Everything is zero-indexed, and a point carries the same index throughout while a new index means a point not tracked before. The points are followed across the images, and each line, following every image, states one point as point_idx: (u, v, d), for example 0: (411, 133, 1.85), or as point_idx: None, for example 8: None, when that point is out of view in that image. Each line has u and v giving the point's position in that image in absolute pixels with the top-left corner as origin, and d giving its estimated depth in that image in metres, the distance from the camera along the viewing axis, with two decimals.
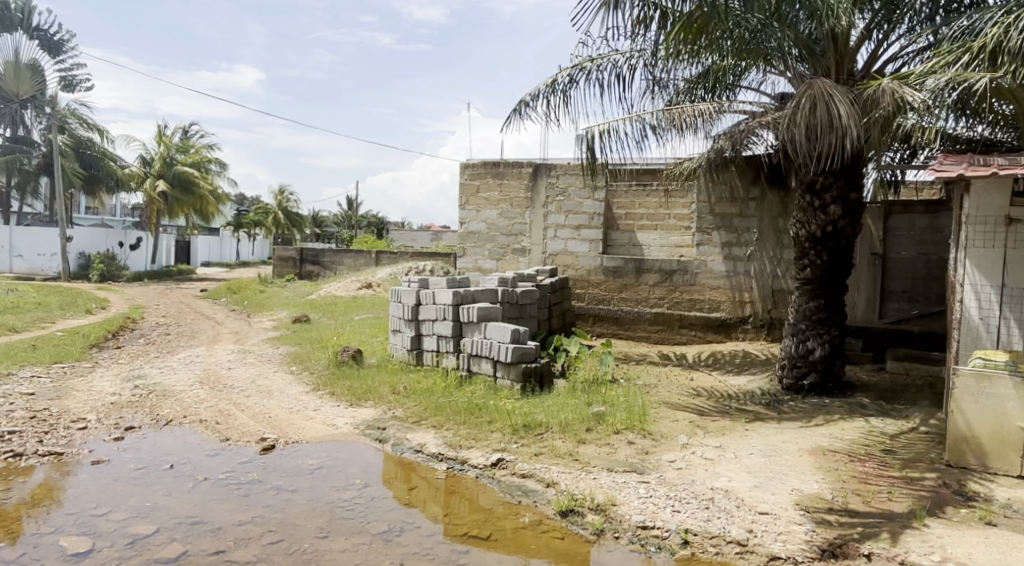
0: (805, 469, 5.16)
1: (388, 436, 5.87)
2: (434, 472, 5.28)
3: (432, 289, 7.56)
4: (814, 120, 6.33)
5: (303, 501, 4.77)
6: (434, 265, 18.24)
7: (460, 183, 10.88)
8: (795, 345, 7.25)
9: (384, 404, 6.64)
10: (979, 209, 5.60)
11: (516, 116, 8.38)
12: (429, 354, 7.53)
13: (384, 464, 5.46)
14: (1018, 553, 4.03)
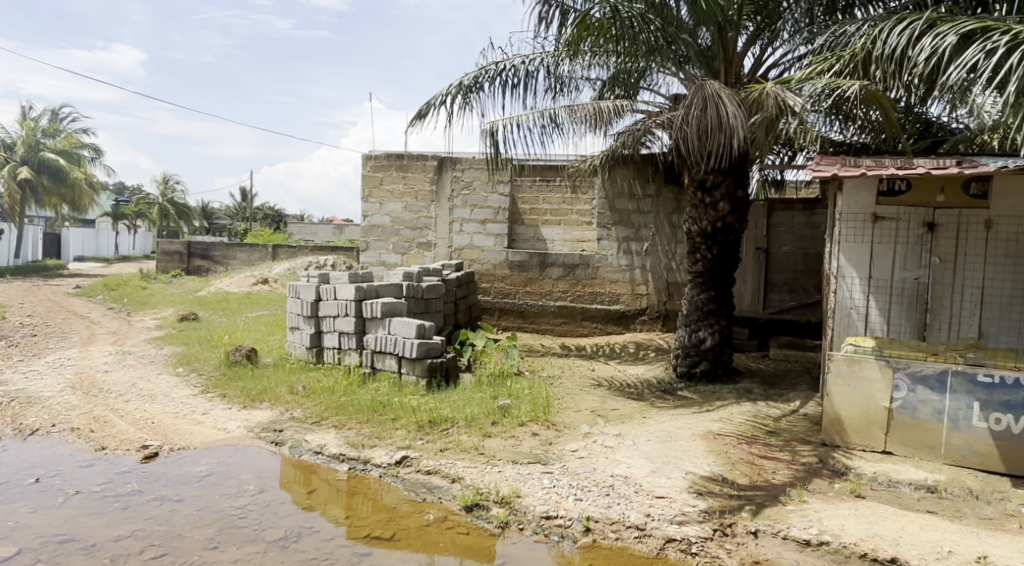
0: (698, 453, 5.44)
1: (285, 438, 5.72)
2: (335, 473, 5.21)
3: (333, 284, 7.41)
4: (705, 120, 6.64)
5: (190, 511, 4.59)
6: (336, 259, 17.84)
7: (362, 174, 10.69)
8: (688, 335, 7.59)
9: (281, 405, 6.46)
10: (850, 207, 6.07)
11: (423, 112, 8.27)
12: (331, 352, 7.38)
13: (281, 467, 5.33)
14: (882, 522, 4.41)
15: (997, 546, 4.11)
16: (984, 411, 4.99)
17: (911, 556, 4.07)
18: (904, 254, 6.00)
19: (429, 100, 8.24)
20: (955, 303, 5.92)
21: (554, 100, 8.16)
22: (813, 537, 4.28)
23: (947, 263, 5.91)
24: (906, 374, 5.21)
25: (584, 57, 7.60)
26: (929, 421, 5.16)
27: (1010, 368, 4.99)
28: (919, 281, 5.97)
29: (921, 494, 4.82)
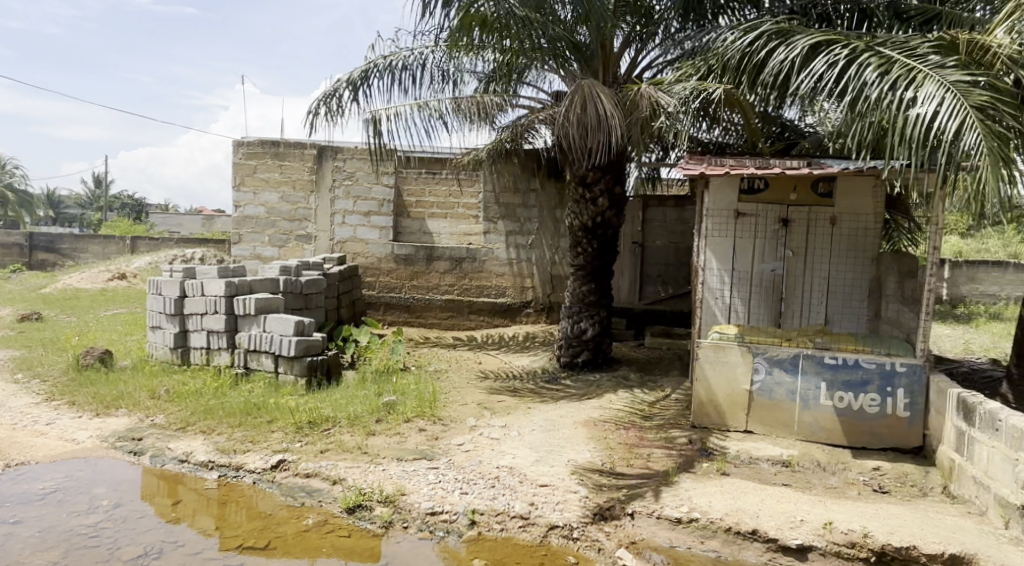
0: (580, 441, 5.63)
1: (144, 447, 5.41)
2: (203, 482, 4.99)
3: (199, 279, 7.05)
4: (585, 118, 6.83)
5: (31, 534, 4.26)
6: (204, 252, 16.93)
7: (233, 162, 10.20)
8: (570, 326, 7.82)
9: (140, 411, 6.09)
10: (716, 203, 6.49)
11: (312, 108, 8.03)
12: (198, 352, 7.03)
13: (141, 480, 5.03)
14: (744, 497, 4.76)
15: (842, 512, 4.53)
16: (830, 390, 5.49)
17: (769, 527, 4.42)
18: (762, 249, 6.49)
19: (318, 99, 8.00)
20: (806, 293, 6.46)
21: (439, 94, 8.14)
22: (684, 515, 4.54)
23: (799, 256, 6.44)
24: (765, 358, 5.62)
25: (469, 53, 7.61)
26: (784, 401, 5.60)
27: (851, 351, 5.53)
28: (775, 273, 6.49)
29: (777, 469, 5.24)
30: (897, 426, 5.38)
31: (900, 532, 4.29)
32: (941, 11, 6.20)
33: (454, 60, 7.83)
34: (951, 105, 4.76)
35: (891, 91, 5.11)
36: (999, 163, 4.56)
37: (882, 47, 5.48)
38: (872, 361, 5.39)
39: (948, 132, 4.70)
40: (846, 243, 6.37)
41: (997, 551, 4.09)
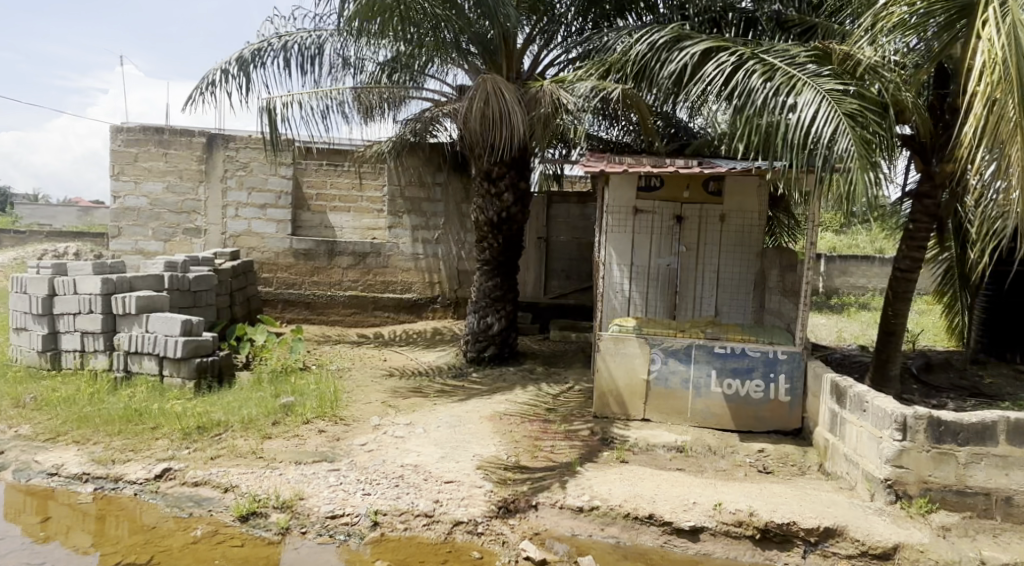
0: (485, 435, 5.67)
1: (8, 462, 5.02)
2: (76, 497, 4.69)
3: (71, 275, 6.59)
4: (488, 113, 6.84)
5: None
6: (79, 247, 15.84)
7: (111, 150, 9.59)
8: (477, 321, 7.85)
9: (4, 422, 5.64)
10: (616, 200, 6.66)
11: (198, 90, 7.63)
12: (71, 356, 6.58)
13: (4, 499, 4.68)
14: (642, 483, 4.93)
15: (730, 494, 4.77)
16: (720, 377, 5.76)
17: (665, 511, 4.59)
18: (659, 244, 6.73)
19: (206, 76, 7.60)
20: (698, 286, 6.75)
21: (339, 82, 7.94)
22: (585, 503, 4.65)
23: (692, 251, 6.72)
24: (661, 349, 5.84)
25: (369, 42, 7.44)
26: (678, 389, 5.84)
27: (738, 340, 5.83)
28: (670, 267, 6.75)
29: (672, 455, 5.46)
30: (779, 410, 5.72)
31: (783, 509, 4.56)
32: (816, 21, 6.58)
33: (354, 49, 7.63)
34: (827, 112, 5.12)
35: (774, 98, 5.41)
36: (867, 168, 4.93)
37: (768, 55, 5.77)
38: (757, 349, 5.70)
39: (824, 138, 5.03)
40: (734, 238, 6.70)
41: (865, 522, 4.42)
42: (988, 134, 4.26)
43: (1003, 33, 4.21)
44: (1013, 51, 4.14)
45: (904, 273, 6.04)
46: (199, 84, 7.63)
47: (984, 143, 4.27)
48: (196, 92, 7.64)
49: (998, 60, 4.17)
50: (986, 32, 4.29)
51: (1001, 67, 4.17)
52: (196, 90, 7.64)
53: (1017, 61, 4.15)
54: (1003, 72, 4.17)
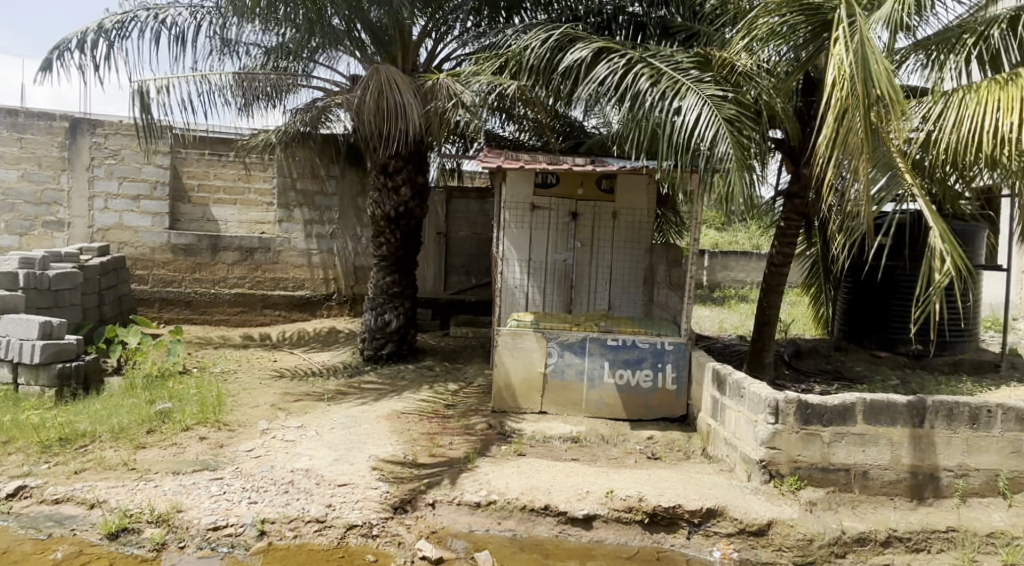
0: (381, 435, 5.55)
1: None
2: None
3: None
4: (381, 105, 6.68)
5: None
6: None
7: None
8: (374, 318, 7.66)
9: None
10: (514, 196, 6.69)
11: (53, 60, 7.03)
12: None
13: None
14: (539, 475, 4.97)
15: (622, 481, 4.89)
16: (613, 368, 5.90)
17: (560, 501, 4.65)
18: (555, 239, 6.81)
19: (61, 44, 7.00)
20: (591, 280, 6.89)
21: (220, 65, 7.53)
22: (482, 498, 4.64)
23: (586, 247, 6.86)
24: (557, 343, 5.91)
25: (253, 24, 7.08)
26: (574, 382, 5.94)
27: (629, 332, 5.99)
28: (566, 262, 6.85)
29: (567, 445, 5.56)
30: (667, 398, 5.93)
31: (671, 493, 4.72)
32: (699, 29, 6.81)
33: (236, 31, 7.23)
34: (709, 115, 5.33)
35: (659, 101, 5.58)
36: (744, 169, 5.20)
37: (655, 60, 5.94)
38: (646, 341, 5.88)
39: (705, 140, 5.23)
40: (626, 234, 6.88)
41: (742, 501, 4.64)
42: (838, 145, 4.61)
43: (851, 52, 4.46)
44: (858, 69, 4.45)
45: (776, 267, 6.42)
46: (54, 51, 7.02)
47: (836, 153, 4.62)
48: (47, 59, 7.03)
49: (845, 77, 4.47)
50: (835, 51, 4.59)
51: (848, 83, 4.47)
52: (48, 56, 7.04)
53: (864, 78, 4.44)
54: (850, 89, 4.48)
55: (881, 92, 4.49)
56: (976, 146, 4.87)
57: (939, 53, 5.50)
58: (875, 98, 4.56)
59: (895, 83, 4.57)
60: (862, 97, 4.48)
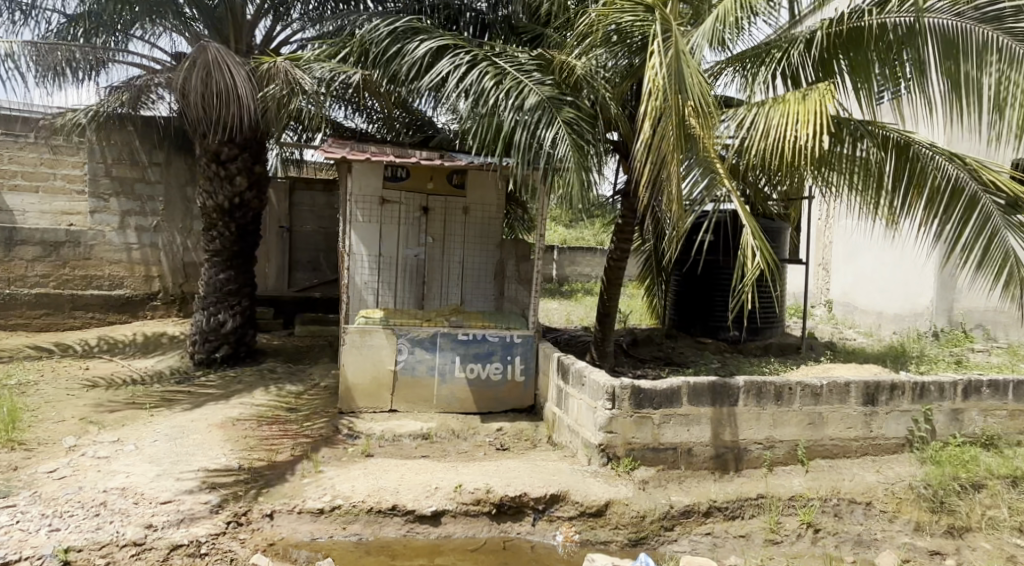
0: (213, 444, 5.12)
1: None
2: None
3: None
4: (210, 86, 6.17)
5: None
6: None
7: None
8: (206, 319, 7.07)
9: None
10: (361, 187, 6.43)
11: None
12: None
13: None
14: (386, 475, 4.81)
15: (469, 475, 4.85)
16: (464, 363, 5.85)
17: (408, 500, 4.52)
18: (405, 234, 6.63)
19: None
20: (442, 275, 6.81)
21: (11, 31, 6.59)
22: (325, 504, 4.41)
23: (437, 242, 6.76)
24: (407, 339, 5.77)
25: None
26: (424, 377, 5.82)
27: (479, 326, 5.96)
28: (417, 257, 6.71)
29: (417, 443, 5.43)
30: (515, 389, 5.98)
31: (518, 483, 4.74)
32: (542, 31, 6.83)
33: None
34: (549, 117, 5.44)
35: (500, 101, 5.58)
36: (583, 172, 5.35)
37: (500, 59, 5.93)
38: (496, 334, 5.88)
39: (546, 142, 5.32)
40: (477, 229, 6.85)
41: (583, 484, 4.76)
42: (653, 153, 4.90)
43: (663, 65, 4.72)
44: (670, 81, 4.67)
45: (615, 262, 6.68)
46: None
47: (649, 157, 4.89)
48: None
49: (659, 88, 4.68)
50: (652, 63, 4.79)
51: (662, 96, 4.69)
52: None
53: (679, 88, 4.71)
54: (664, 99, 4.70)
55: (693, 102, 4.78)
56: (780, 154, 5.31)
57: (752, 67, 5.94)
58: (689, 106, 4.87)
59: (707, 95, 4.87)
60: (675, 106, 4.72)
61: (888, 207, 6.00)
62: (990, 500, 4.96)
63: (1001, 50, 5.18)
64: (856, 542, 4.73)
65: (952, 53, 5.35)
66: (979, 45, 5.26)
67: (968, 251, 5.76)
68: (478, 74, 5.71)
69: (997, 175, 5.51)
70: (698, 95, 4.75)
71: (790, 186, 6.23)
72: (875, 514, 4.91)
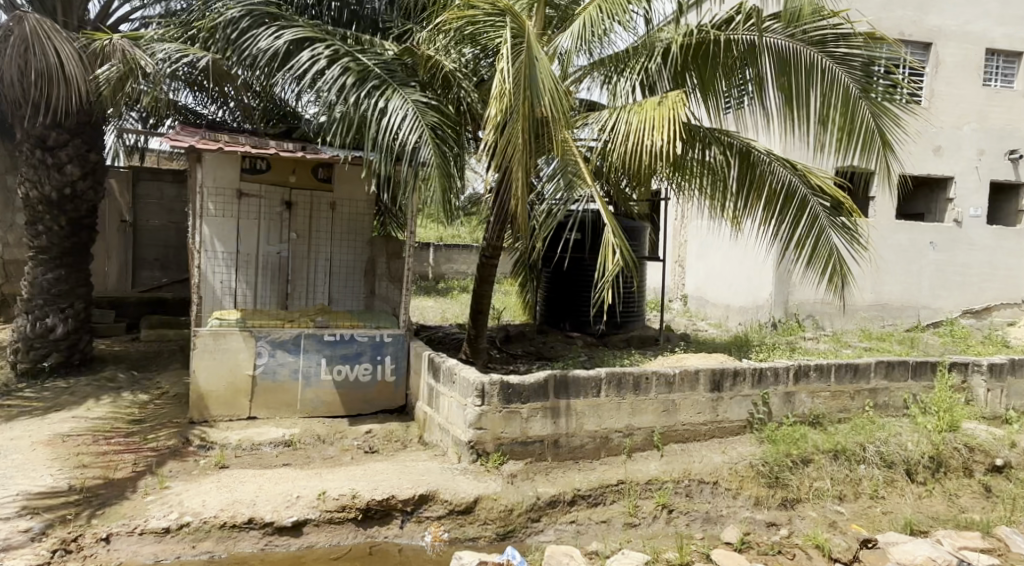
0: (39, 464, 4.65)
1: None
2: None
3: None
4: (32, 62, 5.56)
5: None
6: None
7: None
8: (31, 324, 6.39)
9: None
10: (215, 180, 6.05)
11: None
12: None
13: None
14: (241, 486, 4.56)
15: (333, 480, 4.70)
16: (330, 365, 5.66)
17: (265, 512, 4.31)
18: (265, 230, 6.30)
19: None
20: (308, 274, 6.55)
21: None
22: (171, 523, 4.12)
23: (302, 238, 6.48)
24: (267, 341, 5.49)
25: None
26: (287, 382, 5.58)
27: (347, 326, 5.79)
28: (280, 255, 6.40)
29: (279, 450, 5.19)
30: (385, 390, 5.87)
31: (383, 486, 4.65)
32: (412, 27, 6.66)
33: None
34: (413, 116, 5.37)
35: (361, 100, 5.44)
36: (447, 175, 5.37)
37: (359, 54, 5.73)
38: (365, 334, 5.74)
39: (409, 145, 5.27)
40: (345, 226, 6.63)
41: (451, 482, 4.75)
42: (499, 154, 5.03)
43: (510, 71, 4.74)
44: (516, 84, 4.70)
45: (488, 259, 6.73)
46: None
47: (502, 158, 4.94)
48: None
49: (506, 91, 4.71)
50: (500, 67, 4.79)
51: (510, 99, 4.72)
52: None
53: (529, 93, 4.78)
54: (513, 100, 4.74)
55: (544, 105, 4.85)
56: (638, 157, 5.53)
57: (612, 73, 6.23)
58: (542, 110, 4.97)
59: (557, 97, 4.98)
60: (525, 110, 4.80)
61: (733, 208, 6.45)
62: (816, 473, 5.49)
63: (823, 71, 5.78)
64: (704, 520, 5.10)
65: (786, 71, 5.83)
66: (805, 65, 5.80)
67: (800, 248, 6.35)
68: (337, 70, 5.52)
69: (823, 181, 6.15)
70: (550, 101, 4.84)
71: (648, 188, 6.47)
72: (721, 492, 5.28)
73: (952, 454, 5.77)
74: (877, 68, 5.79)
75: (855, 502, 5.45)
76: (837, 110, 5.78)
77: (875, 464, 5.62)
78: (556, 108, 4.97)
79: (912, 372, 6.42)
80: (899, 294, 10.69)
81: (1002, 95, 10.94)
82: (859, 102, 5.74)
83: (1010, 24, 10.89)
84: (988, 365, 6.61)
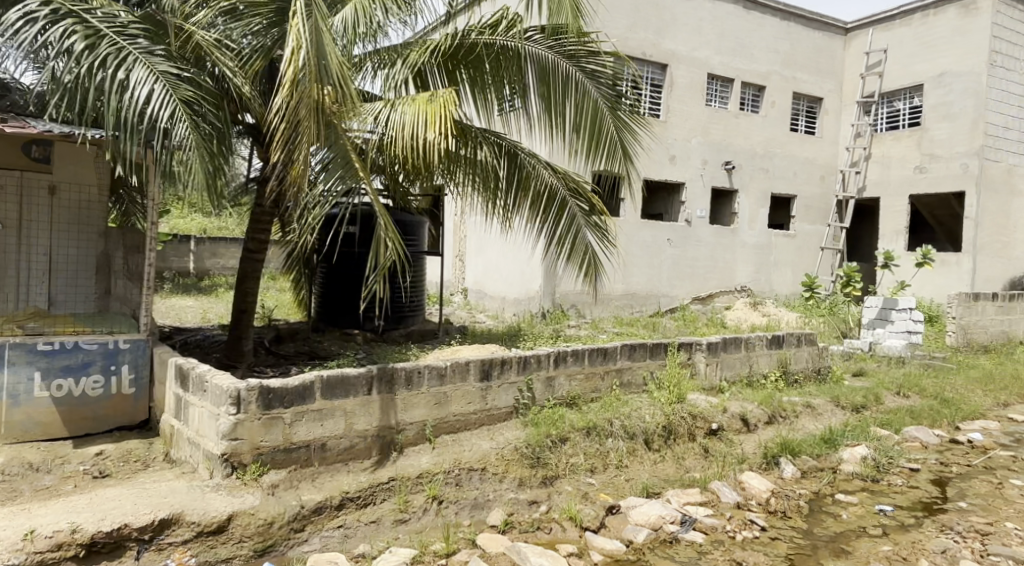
0: None
1: None
2: None
3: None
4: None
5: None
6: None
7: None
8: None
9: None
10: None
11: None
12: None
13: None
14: None
15: (48, 515, 4.09)
16: (46, 379, 4.90)
17: None
18: None
19: None
20: (19, 272, 5.57)
21: None
22: None
23: (10, 229, 5.50)
24: None
25: None
26: None
27: (69, 333, 5.05)
28: None
29: None
30: (121, 404, 5.23)
31: (112, 515, 4.14)
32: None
33: None
34: (162, 93, 4.82)
35: (97, 68, 4.78)
36: (208, 156, 4.99)
37: (89, 14, 4.97)
38: (94, 341, 5.05)
39: (161, 123, 4.77)
40: (68, 216, 5.75)
41: (200, 501, 4.36)
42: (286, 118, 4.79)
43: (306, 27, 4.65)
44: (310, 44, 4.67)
45: (252, 254, 6.35)
46: None
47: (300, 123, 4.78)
48: None
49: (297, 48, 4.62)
50: (294, 22, 4.68)
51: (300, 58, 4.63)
52: None
53: (316, 60, 4.73)
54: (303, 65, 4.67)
55: (331, 76, 4.87)
56: (411, 152, 5.48)
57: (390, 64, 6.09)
58: (326, 88, 4.92)
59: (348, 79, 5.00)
60: (314, 77, 4.75)
61: (503, 204, 6.70)
62: (571, 449, 5.93)
63: (576, 84, 6.21)
64: (472, 506, 5.24)
65: (546, 77, 6.17)
66: (562, 76, 6.19)
67: (562, 244, 6.72)
68: (61, 31, 4.75)
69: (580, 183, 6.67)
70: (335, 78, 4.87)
71: (426, 182, 6.53)
72: (489, 477, 5.48)
73: (679, 422, 6.57)
74: (622, 86, 6.37)
75: (604, 473, 5.97)
76: (587, 119, 6.24)
77: (619, 437, 6.20)
78: (341, 86, 4.96)
79: (650, 352, 7.20)
80: (644, 284, 11.93)
81: (719, 114, 12.70)
82: (607, 115, 6.25)
83: (726, 53, 12.64)
84: (707, 344, 7.63)
